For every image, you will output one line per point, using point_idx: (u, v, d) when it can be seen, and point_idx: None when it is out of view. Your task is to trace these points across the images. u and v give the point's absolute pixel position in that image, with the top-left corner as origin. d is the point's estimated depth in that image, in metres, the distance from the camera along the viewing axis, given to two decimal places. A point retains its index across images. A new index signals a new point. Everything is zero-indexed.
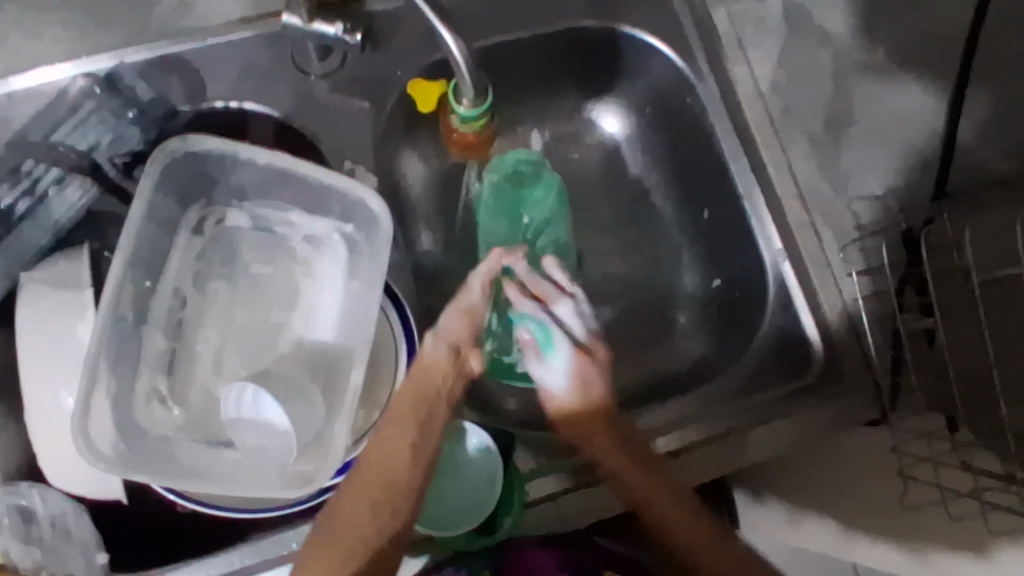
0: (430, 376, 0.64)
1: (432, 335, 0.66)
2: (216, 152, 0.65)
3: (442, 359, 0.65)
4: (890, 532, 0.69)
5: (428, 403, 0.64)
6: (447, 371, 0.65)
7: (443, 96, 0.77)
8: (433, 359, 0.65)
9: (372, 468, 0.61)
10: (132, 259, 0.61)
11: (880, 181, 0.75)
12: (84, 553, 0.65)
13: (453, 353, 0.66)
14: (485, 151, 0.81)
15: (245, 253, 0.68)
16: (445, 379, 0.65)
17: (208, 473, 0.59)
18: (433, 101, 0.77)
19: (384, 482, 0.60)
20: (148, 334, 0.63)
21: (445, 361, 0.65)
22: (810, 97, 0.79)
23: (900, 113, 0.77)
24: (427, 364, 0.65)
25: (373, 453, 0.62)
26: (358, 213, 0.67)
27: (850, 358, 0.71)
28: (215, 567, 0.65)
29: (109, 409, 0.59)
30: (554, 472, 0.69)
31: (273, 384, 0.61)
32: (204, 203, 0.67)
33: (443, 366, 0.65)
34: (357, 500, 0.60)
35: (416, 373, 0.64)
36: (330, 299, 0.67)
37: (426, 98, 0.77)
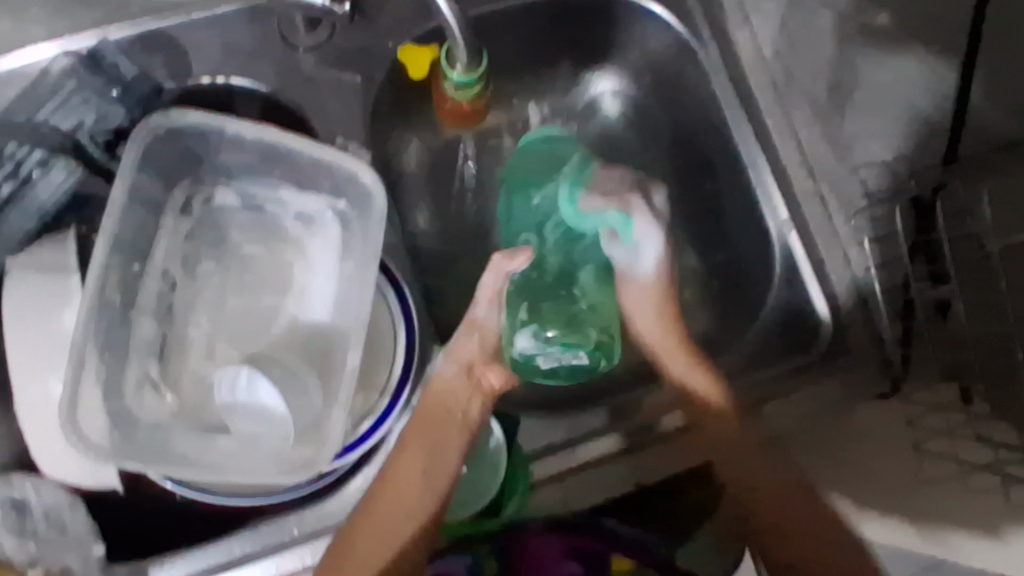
0: (446, 402, 0.69)
1: (444, 356, 0.71)
2: (201, 129, 0.62)
3: (451, 380, 0.70)
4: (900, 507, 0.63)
5: (452, 425, 0.69)
6: (461, 394, 0.70)
7: (434, 63, 0.75)
8: (446, 382, 0.70)
9: (385, 492, 0.66)
10: (117, 242, 0.59)
11: (887, 147, 0.73)
12: (81, 547, 0.64)
13: (465, 371, 0.70)
14: (476, 117, 0.81)
15: (236, 234, 0.66)
16: (462, 400, 0.70)
17: (203, 461, 0.58)
18: (423, 67, 0.75)
19: (407, 502, 0.67)
20: (138, 320, 0.61)
21: (460, 383, 0.70)
22: (815, 61, 0.76)
23: (907, 75, 0.74)
24: (441, 386, 0.70)
25: (391, 480, 0.67)
26: (351, 190, 0.65)
27: (857, 330, 0.70)
28: (213, 557, 0.64)
29: (99, 398, 0.57)
30: (561, 450, 0.67)
31: (266, 367, 0.60)
32: (190, 182, 0.65)
33: (456, 392, 0.70)
34: (375, 522, 0.65)
35: (428, 402, 0.69)
36: (324, 278, 0.65)
37: (417, 64, 0.74)
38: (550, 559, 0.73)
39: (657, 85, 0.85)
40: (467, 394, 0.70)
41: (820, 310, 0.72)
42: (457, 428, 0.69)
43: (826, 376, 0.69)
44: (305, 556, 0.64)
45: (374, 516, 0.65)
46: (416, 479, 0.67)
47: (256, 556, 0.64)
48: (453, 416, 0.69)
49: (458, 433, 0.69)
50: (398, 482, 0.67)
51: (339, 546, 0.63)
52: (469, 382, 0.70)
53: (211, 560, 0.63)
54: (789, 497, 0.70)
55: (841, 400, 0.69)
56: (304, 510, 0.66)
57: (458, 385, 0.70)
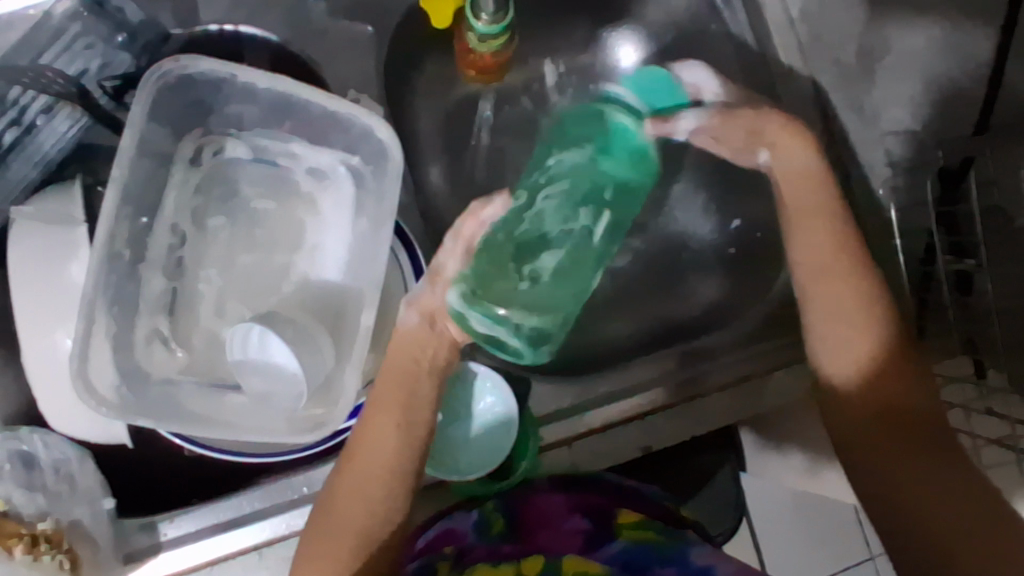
0: (410, 349, 0.61)
1: (405, 303, 0.62)
2: (212, 77, 0.60)
3: (422, 333, 0.61)
4: None
5: (413, 374, 0.60)
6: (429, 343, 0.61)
7: (456, 11, 0.71)
8: (411, 330, 0.61)
9: (352, 469, 0.58)
10: (126, 194, 0.57)
11: (910, 118, 0.72)
12: (90, 500, 0.64)
13: (430, 322, 0.61)
14: (496, 74, 0.80)
15: (246, 188, 0.65)
16: (426, 347, 0.61)
17: (216, 419, 0.57)
18: (447, 16, 0.70)
19: (374, 475, 0.57)
20: (148, 275, 0.60)
21: (419, 331, 0.61)
22: (844, 25, 0.74)
23: (934, 43, 0.73)
24: (406, 334, 0.61)
25: (359, 446, 0.59)
26: (366, 145, 0.63)
27: None
28: (224, 513, 0.64)
29: (110, 353, 0.56)
30: (569, 417, 0.67)
31: (280, 325, 0.58)
32: (200, 132, 0.62)
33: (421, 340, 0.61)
34: (342, 496, 0.57)
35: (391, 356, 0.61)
36: (337, 236, 0.64)
37: (440, 12, 0.70)
38: (555, 514, 0.69)
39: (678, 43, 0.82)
40: (429, 340, 0.61)
41: None
42: (426, 376, 0.60)
43: None
44: None
45: (348, 495, 0.57)
46: (386, 451, 0.58)
47: (267, 512, 0.65)
48: (421, 365, 0.60)
49: (427, 380, 0.60)
50: (366, 458, 0.58)
51: (319, 531, 0.57)
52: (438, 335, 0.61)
53: (223, 516, 0.64)
54: (916, 448, 0.54)
55: None
56: (312, 469, 0.66)
57: (418, 333, 0.61)
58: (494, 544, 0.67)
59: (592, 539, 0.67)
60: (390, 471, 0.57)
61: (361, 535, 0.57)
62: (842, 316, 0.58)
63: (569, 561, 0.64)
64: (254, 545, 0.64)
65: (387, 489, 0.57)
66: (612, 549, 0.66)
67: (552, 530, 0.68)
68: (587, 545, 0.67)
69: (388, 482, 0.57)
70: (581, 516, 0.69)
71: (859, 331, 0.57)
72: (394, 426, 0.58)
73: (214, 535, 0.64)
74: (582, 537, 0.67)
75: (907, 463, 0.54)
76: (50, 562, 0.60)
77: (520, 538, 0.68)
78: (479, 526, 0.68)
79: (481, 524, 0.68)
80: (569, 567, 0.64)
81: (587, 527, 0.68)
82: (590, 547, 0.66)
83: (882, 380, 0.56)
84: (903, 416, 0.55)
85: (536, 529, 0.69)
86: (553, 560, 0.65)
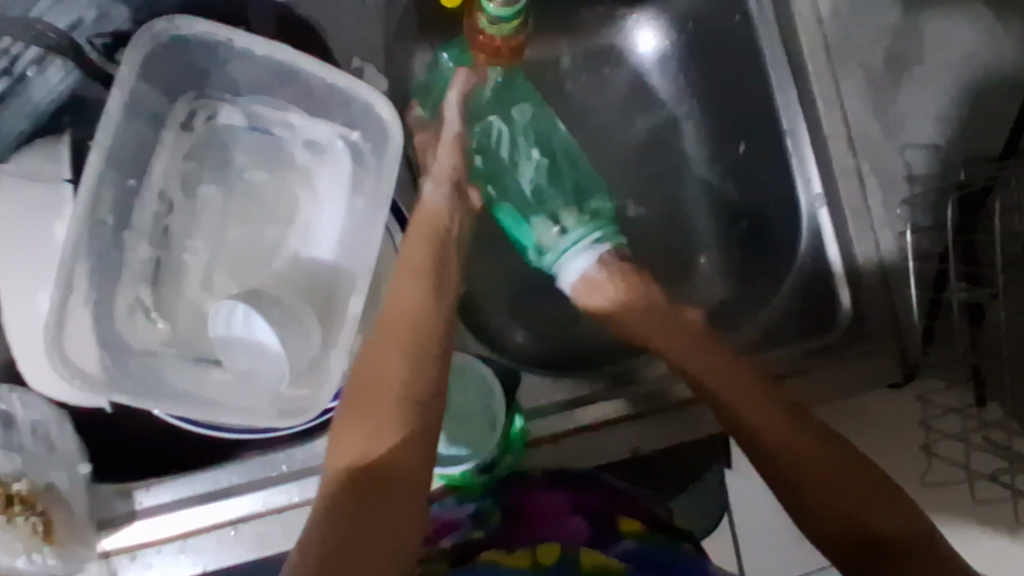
0: (434, 214, 0.64)
1: (428, 181, 0.66)
2: (208, 40, 0.57)
3: (440, 205, 0.65)
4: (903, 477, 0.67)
5: (435, 243, 0.62)
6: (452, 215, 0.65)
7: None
8: (434, 205, 0.65)
9: (386, 326, 0.57)
10: (113, 157, 0.55)
11: (936, 130, 0.70)
12: (66, 464, 0.63)
13: (454, 191, 0.66)
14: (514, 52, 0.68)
15: (240, 156, 0.62)
16: (450, 219, 0.65)
17: (193, 395, 0.56)
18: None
19: (413, 326, 0.57)
20: (132, 242, 0.58)
21: (448, 204, 0.65)
22: (873, 29, 0.71)
23: (963, 55, 0.70)
24: (434, 206, 0.64)
25: (395, 301, 0.59)
26: (366, 120, 0.61)
27: (877, 315, 0.66)
28: (201, 485, 0.63)
29: (90, 322, 0.55)
30: (558, 412, 0.66)
31: (265, 304, 0.57)
32: (193, 96, 0.60)
33: (444, 211, 0.64)
34: (376, 357, 0.56)
35: (414, 227, 0.63)
36: (331, 213, 0.62)
37: None
38: (555, 511, 0.67)
39: (699, 32, 0.79)
40: (455, 212, 0.66)
41: (842, 292, 0.68)
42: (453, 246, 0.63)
43: (844, 359, 0.66)
44: (294, 493, 0.63)
45: (381, 357, 0.56)
46: (414, 309, 0.58)
47: (244, 487, 0.63)
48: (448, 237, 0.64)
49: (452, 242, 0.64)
50: (399, 314, 0.58)
51: (362, 380, 0.56)
52: (458, 199, 0.66)
53: (198, 488, 0.63)
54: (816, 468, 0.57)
55: (842, 387, 0.66)
56: (297, 447, 0.65)
57: (447, 209, 0.65)
58: (491, 534, 0.66)
59: (595, 539, 0.65)
60: (415, 322, 0.57)
61: (406, 390, 0.55)
62: (652, 318, 0.64)
63: (585, 553, 0.61)
64: (228, 521, 0.62)
65: (424, 346, 0.57)
66: (623, 546, 0.63)
67: (554, 525, 0.67)
68: (595, 540, 0.65)
69: (425, 336, 0.57)
70: (583, 516, 0.67)
71: (667, 324, 0.64)
72: (427, 284, 0.59)
73: (190, 507, 0.62)
74: (587, 532, 0.66)
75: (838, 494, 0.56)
76: (24, 523, 0.61)
77: (518, 528, 0.66)
78: (476, 516, 0.68)
79: (478, 515, 0.68)
80: (586, 560, 0.60)
81: (588, 526, 0.66)
82: (598, 541, 0.64)
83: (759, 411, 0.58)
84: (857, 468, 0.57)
85: (534, 523, 0.67)
86: (571, 549, 0.62)
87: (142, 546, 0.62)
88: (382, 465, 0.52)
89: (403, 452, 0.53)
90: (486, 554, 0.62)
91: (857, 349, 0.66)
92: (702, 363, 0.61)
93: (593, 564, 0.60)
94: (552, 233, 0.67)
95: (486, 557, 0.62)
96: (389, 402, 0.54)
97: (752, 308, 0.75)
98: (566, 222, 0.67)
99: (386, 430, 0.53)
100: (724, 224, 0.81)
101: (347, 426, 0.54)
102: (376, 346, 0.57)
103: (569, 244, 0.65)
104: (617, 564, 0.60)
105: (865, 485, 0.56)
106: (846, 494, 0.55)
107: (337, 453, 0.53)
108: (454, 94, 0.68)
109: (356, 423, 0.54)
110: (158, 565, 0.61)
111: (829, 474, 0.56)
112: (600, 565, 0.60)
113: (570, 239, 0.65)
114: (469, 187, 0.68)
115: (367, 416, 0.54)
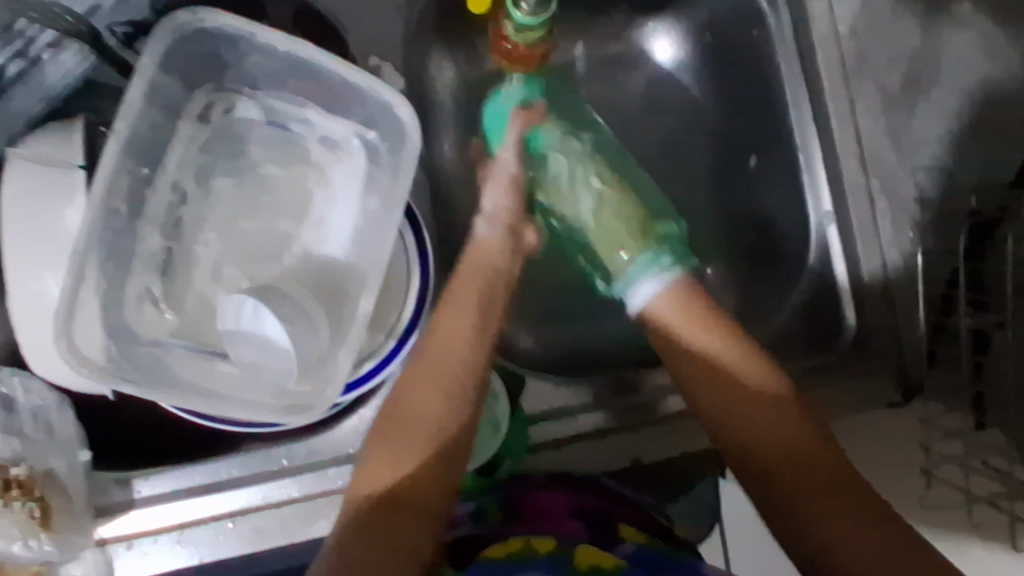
0: (486, 246, 0.63)
1: (482, 219, 0.64)
2: (229, 33, 0.57)
3: (496, 243, 0.63)
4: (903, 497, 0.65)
5: (486, 282, 0.61)
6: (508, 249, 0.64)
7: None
8: (489, 242, 0.63)
9: (430, 352, 0.58)
10: (129, 146, 0.55)
11: (948, 154, 0.70)
12: (66, 452, 0.62)
13: (507, 231, 0.64)
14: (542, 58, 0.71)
15: (255, 150, 0.62)
16: (507, 260, 0.63)
17: (200, 388, 0.56)
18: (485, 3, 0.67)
19: (451, 368, 0.57)
20: (144, 231, 0.58)
21: (502, 241, 0.64)
22: (890, 51, 0.71)
23: (978, 81, 0.71)
24: (486, 245, 0.63)
25: (438, 335, 0.58)
26: (385, 119, 0.61)
27: (880, 336, 0.67)
28: (201, 476, 0.63)
29: (98, 311, 0.55)
30: (558, 416, 0.66)
31: (275, 299, 0.57)
32: (213, 87, 0.60)
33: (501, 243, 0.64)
34: (421, 384, 0.57)
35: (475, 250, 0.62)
36: (344, 210, 0.62)
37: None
38: (554, 509, 0.65)
39: (717, 43, 0.79)
40: (510, 252, 0.64)
41: (847, 310, 0.68)
42: (502, 284, 0.62)
43: (847, 377, 0.66)
44: (294, 488, 0.63)
45: (423, 388, 0.57)
46: (462, 341, 0.58)
47: (243, 480, 0.63)
48: (499, 274, 0.62)
49: (506, 285, 0.62)
50: (444, 342, 0.58)
51: (402, 405, 0.56)
52: (515, 241, 0.64)
53: (198, 479, 0.63)
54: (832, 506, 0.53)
55: (840, 409, 0.66)
56: (297, 442, 0.65)
57: (498, 246, 0.63)
58: (492, 528, 0.65)
59: (597, 537, 0.63)
60: (465, 358, 0.58)
61: (436, 431, 0.55)
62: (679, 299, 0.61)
63: (583, 549, 0.60)
64: (223, 514, 0.62)
65: (459, 389, 0.57)
66: (623, 548, 0.61)
67: (555, 522, 0.64)
68: (593, 540, 0.63)
69: (461, 378, 0.57)
70: (579, 519, 0.65)
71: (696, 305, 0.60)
72: (470, 323, 0.59)
73: (187, 499, 0.62)
74: (584, 529, 0.64)
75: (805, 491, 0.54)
76: (21, 509, 0.59)
77: (517, 523, 0.64)
78: (474, 513, 0.67)
79: (478, 513, 0.67)
80: (582, 555, 0.59)
81: (586, 527, 0.64)
82: (598, 541, 0.63)
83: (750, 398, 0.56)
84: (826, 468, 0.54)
85: (535, 518, 0.65)
86: (566, 545, 0.61)
87: (138, 536, 0.62)
88: (404, 494, 0.54)
89: (422, 488, 0.54)
90: (489, 549, 0.61)
91: (859, 367, 0.66)
92: (742, 398, 0.57)
93: (589, 562, 0.58)
94: (620, 258, 0.64)
95: (486, 552, 0.61)
96: (425, 434, 0.55)
97: (755, 319, 0.76)
98: (635, 248, 0.63)
99: (412, 458, 0.55)
100: (732, 234, 0.81)
101: (374, 455, 0.55)
102: (411, 380, 0.57)
103: (638, 273, 0.62)
104: (612, 560, 0.59)
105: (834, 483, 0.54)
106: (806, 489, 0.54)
107: (361, 480, 0.54)
108: (512, 133, 0.67)
109: (383, 454, 0.55)
110: (152, 556, 0.61)
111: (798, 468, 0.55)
112: (597, 562, 0.58)
113: (640, 267, 0.62)
114: (525, 226, 0.66)
115: (394, 450, 0.55)
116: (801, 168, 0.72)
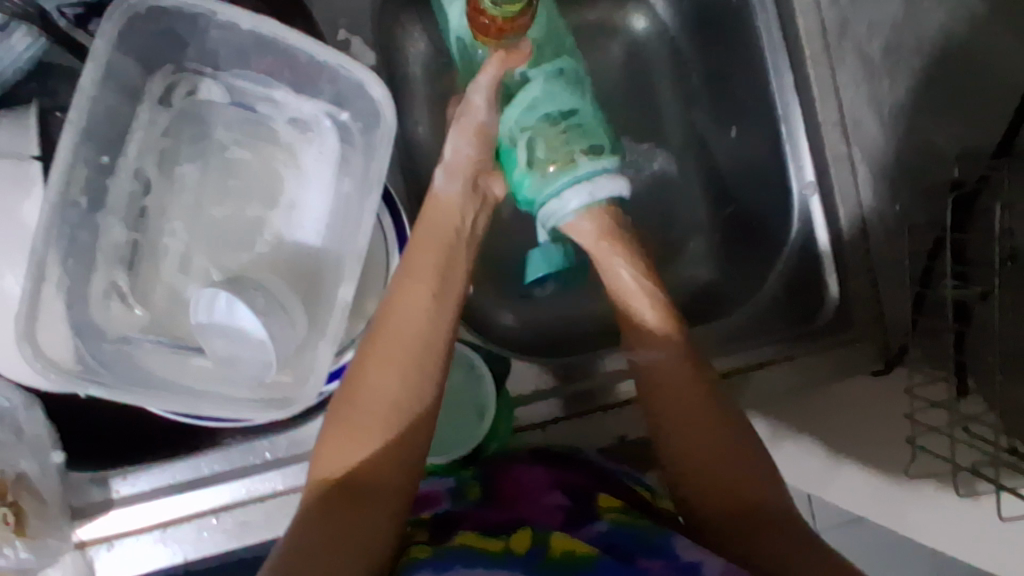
0: (445, 213, 0.62)
1: (443, 172, 0.65)
2: (187, 9, 0.54)
3: (456, 200, 0.63)
4: (908, 509, 0.61)
5: (442, 252, 0.60)
6: (463, 210, 0.63)
7: None
8: (449, 197, 0.63)
9: (387, 326, 0.56)
10: (85, 130, 0.52)
11: (931, 125, 0.70)
12: (38, 453, 0.60)
13: (470, 186, 0.65)
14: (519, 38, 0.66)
15: (219, 132, 0.60)
16: (461, 219, 0.63)
17: (175, 383, 0.54)
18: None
19: (411, 343, 0.56)
20: (105, 222, 0.55)
21: (462, 198, 0.64)
22: (871, 15, 0.70)
23: (955, 46, 0.70)
24: (443, 208, 0.63)
25: (393, 307, 0.57)
26: (355, 99, 0.58)
27: (863, 309, 0.69)
28: (182, 472, 0.61)
29: (61, 311, 0.52)
30: (549, 397, 0.69)
31: (250, 290, 0.54)
32: (171, 68, 0.57)
33: (458, 206, 0.63)
34: (378, 356, 0.56)
35: (430, 216, 0.62)
36: (317, 193, 0.60)
37: None
38: (535, 488, 0.63)
39: (695, 12, 0.77)
40: (467, 208, 0.64)
41: (829, 277, 0.69)
42: (460, 255, 0.61)
43: (819, 351, 0.68)
44: (277, 482, 0.61)
45: (378, 364, 0.55)
46: (419, 306, 0.57)
47: (224, 476, 0.61)
48: (455, 242, 0.62)
49: (462, 255, 0.62)
50: (401, 317, 0.57)
51: (355, 383, 0.55)
52: (475, 196, 0.65)
53: (179, 475, 0.61)
54: (720, 469, 0.59)
55: (833, 373, 0.69)
56: (280, 434, 0.63)
57: (459, 204, 0.63)
58: (470, 509, 0.62)
59: (572, 519, 0.60)
60: (426, 330, 0.57)
61: (398, 399, 0.55)
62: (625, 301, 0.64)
63: (557, 538, 0.57)
64: (201, 513, 0.60)
65: (424, 357, 0.56)
66: (594, 528, 0.59)
67: (532, 501, 0.62)
68: (571, 521, 0.60)
69: (425, 346, 0.56)
70: (562, 492, 0.62)
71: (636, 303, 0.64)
72: (428, 295, 0.58)
73: (170, 495, 0.60)
74: (565, 513, 0.61)
75: (712, 487, 0.59)
76: None
77: (498, 504, 0.62)
78: (455, 491, 0.64)
79: (457, 490, 0.64)
80: (556, 544, 0.56)
81: (569, 504, 0.62)
82: (574, 525, 0.60)
83: (682, 413, 0.61)
84: (749, 483, 0.59)
85: (510, 499, 0.62)
86: (542, 533, 0.58)
87: (119, 536, 0.60)
88: (359, 483, 0.53)
89: (379, 465, 0.54)
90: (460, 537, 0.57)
91: (841, 340, 0.69)
92: (674, 383, 0.61)
93: (564, 550, 0.56)
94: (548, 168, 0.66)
95: (457, 540, 0.57)
96: (378, 418, 0.54)
97: (742, 294, 0.75)
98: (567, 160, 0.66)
99: (365, 439, 0.53)
100: (715, 207, 0.80)
101: (333, 435, 0.54)
102: (367, 359, 0.56)
103: (554, 192, 0.65)
104: (586, 548, 0.56)
105: (750, 483, 0.59)
106: (720, 488, 0.59)
107: (320, 463, 0.53)
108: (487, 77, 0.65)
109: (343, 431, 0.54)
110: (135, 552, 0.60)
111: (716, 463, 0.59)
112: (568, 551, 0.56)
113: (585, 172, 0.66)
114: (490, 178, 0.67)
115: (355, 429, 0.54)
116: (783, 136, 0.70)
